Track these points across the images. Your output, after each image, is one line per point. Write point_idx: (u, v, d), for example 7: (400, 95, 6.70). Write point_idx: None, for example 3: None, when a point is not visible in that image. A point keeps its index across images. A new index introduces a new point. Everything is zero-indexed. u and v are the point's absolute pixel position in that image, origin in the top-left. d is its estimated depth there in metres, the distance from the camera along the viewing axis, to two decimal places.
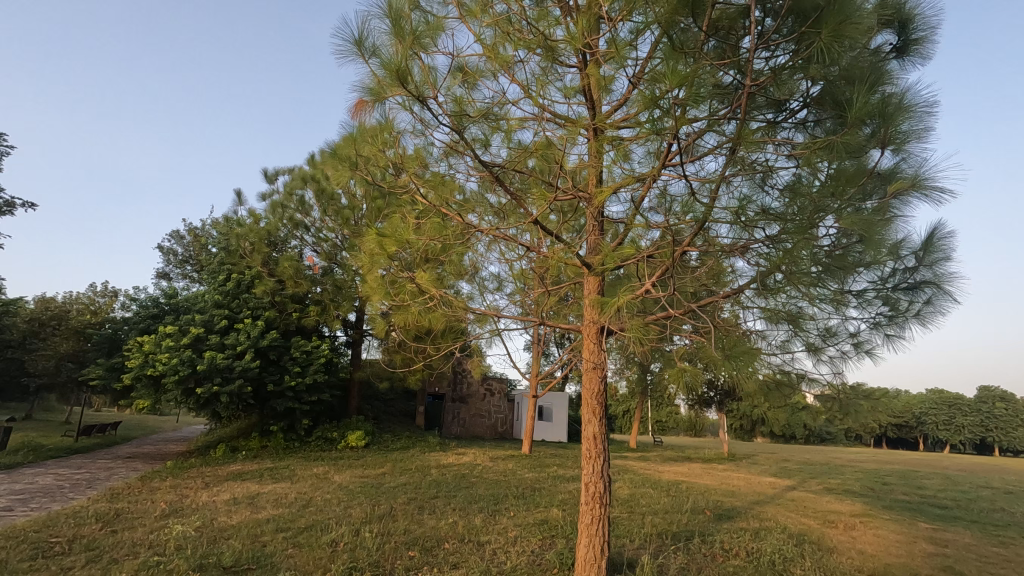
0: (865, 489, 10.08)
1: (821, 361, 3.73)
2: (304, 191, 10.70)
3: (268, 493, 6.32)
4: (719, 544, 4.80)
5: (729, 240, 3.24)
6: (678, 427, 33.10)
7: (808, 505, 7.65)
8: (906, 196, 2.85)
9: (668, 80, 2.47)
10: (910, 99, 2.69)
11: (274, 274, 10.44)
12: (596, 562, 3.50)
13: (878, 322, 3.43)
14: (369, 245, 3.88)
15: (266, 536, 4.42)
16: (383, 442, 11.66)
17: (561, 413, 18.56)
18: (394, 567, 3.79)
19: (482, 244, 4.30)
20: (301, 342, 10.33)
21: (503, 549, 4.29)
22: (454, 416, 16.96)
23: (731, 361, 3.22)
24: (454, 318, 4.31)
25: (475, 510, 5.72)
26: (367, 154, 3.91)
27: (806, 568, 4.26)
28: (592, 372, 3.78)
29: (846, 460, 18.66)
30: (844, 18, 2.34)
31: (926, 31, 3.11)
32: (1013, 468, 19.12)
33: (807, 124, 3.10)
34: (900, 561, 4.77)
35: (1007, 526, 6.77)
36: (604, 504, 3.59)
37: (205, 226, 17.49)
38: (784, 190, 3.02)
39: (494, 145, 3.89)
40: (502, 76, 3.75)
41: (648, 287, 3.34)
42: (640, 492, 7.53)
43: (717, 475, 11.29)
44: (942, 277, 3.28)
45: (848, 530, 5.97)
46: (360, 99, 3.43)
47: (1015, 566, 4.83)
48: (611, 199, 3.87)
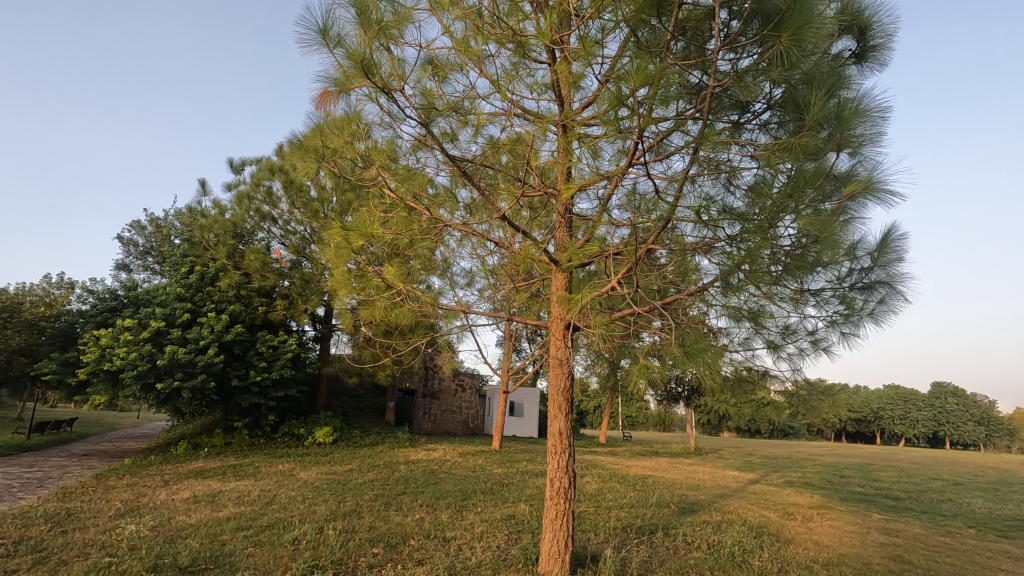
0: (823, 482, 10.42)
1: (781, 357, 3.90)
2: (272, 182, 10.52)
3: (230, 491, 6.18)
4: (681, 537, 4.89)
5: (694, 238, 3.28)
6: (647, 422, 33.64)
7: (769, 498, 7.88)
8: (862, 198, 2.92)
9: (634, 79, 2.51)
10: (867, 104, 2.76)
11: (239, 267, 10.19)
12: (560, 556, 3.54)
13: (835, 320, 3.57)
14: (334, 240, 3.81)
15: (226, 535, 4.31)
16: (351, 438, 11.53)
17: (532, 408, 18.69)
18: (357, 565, 3.75)
19: (454, 239, 4.31)
20: (267, 337, 10.13)
21: (468, 545, 4.29)
22: (425, 412, 16.90)
23: (692, 359, 3.16)
24: (422, 313, 4.28)
25: (442, 506, 5.70)
26: (335, 144, 3.83)
27: (764, 559, 4.38)
28: (559, 368, 3.81)
29: (808, 454, 19.23)
30: (806, 21, 2.36)
31: (884, 38, 3.20)
32: (964, 461, 20.00)
33: (771, 125, 3.16)
34: (853, 551, 4.94)
35: (953, 517, 7.09)
36: (568, 499, 3.61)
37: (168, 217, 16.98)
38: (747, 190, 3.09)
39: (463, 139, 3.94)
40: (471, 69, 3.70)
41: (613, 285, 3.35)
42: (608, 486, 7.62)
43: (683, 469, 11.52)
44: (895, 276, 3.40)
45: (806, 522, 6.16)
46: (325, 89, 3.37)
47: (959, 555, 5.05)
48: (579, 196, 3.88)
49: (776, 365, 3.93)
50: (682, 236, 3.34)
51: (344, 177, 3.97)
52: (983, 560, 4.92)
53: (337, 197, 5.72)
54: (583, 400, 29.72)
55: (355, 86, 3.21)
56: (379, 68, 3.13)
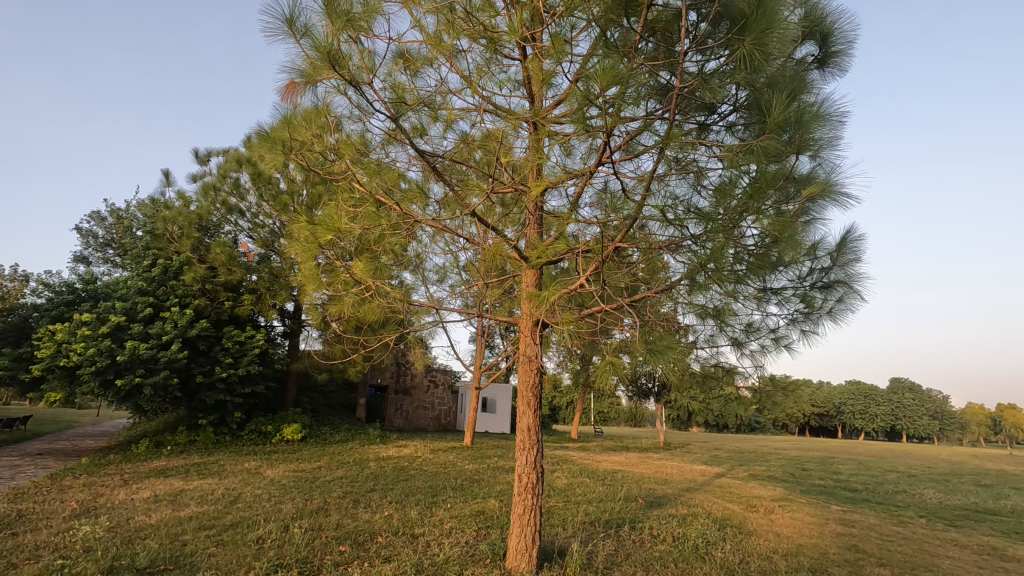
0: (786, 475, 10.74)
1: (744, 354, 4.01)
2: (239, 173, 10.31)
3: (193, 490, 6.03)
4: (647, 530, 4.98)
5: (661, 237, 3.34)
6: (619, 418, 34.10)
7: (733, 491, 8.08)
8: (820, 200, 3.00)
9: (602, 78, 2.53)
10: (826, 108, 2.83)
11: (205, 260, 9.94)
12: (527, 552, 3.57)
13: (795, 318, 3.70)
14: (301, 234, 3.74)
15: (188, 535, 4.22)
16: (321, 435, 11.39)
17: (505, 405, 18.75)
18: (322, 563, 3.71)
19: (426, 234, 4.30)
20: (234, 332, 9.92)
21: (436, 541, 4.28)
22: (397, 408, 16.77)
23: (656, 356, 3.14)
24: (392, 309, 4.26)
25: (411, 503, 5.67)
26: (304, 138, 3.76)
27: (727, 550, 4.49)
28: (528, 364, 3.83)
29: (772, 448, 19.77)
30: (767, 26, 2.41)
31: (844, 45, 3.30)
32: (918, 453, 20.85)
33: (736, 127, 3.25)
34: (811, 542, 5.11)
35: (906, 507, 7.40)
36: (536, 494, 3.64)
37: (130, 208, 16.43)
38: (714, 190, 3.14)
39: (434, 134, 3.88)
40: (443, 64, 3.68)
41: (581, 283, 3.39)
42: (577, 481, 7.70)
43: (651, 464, 11.72)
44: (852, 277, 3.50)
45: (767, 514, 6.34)
46: (291, 80, 3.31)
47: (910, 543, 5.27)
48: (550, 193, 3.91)
49: (739, 362, 4.04)
50: (649, 235, 3.40)
51: (311, 171, 3.90)
52: (932, 548, 5.15)
53: (307, 191, 5.62)
54: (555, 397, 29.97)
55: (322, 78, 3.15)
56: (347, 61, 3.09)
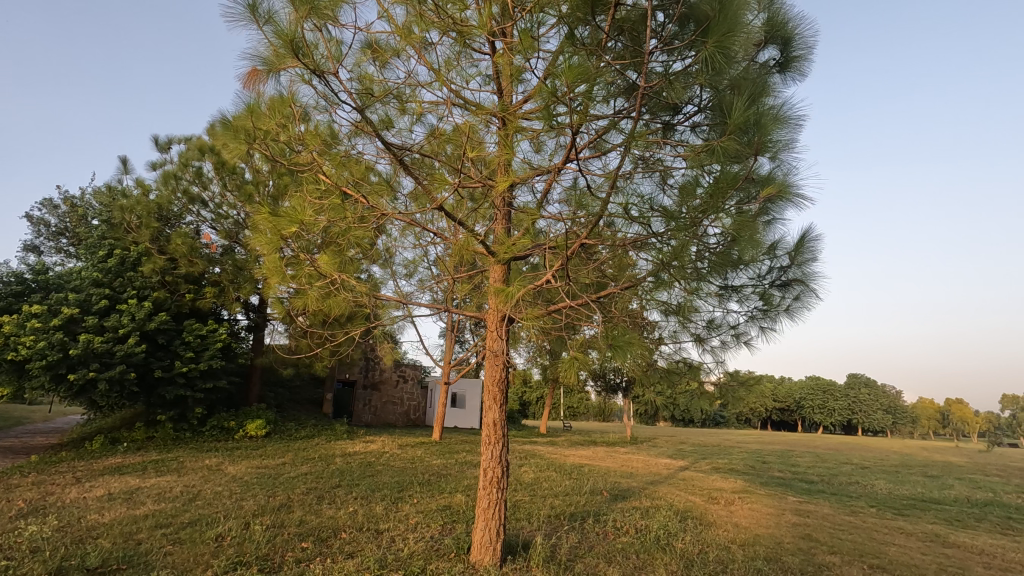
0: (747, 467, 11.07)
1: (706, 350, 4.11)
2: (202, 162, 10.01)
3: (150, 487, 5.86)
4: (611, 523, 5.08)
5: (627, 235, 3.38)
6: (588, 413, 34.54)
7: (696, 483, 8.29)
8: (778, 200, 3.08)
9: (568, 75, 2.54)
10: (786, 112, 2.90)
11: (165, 251, 9.64)
12: (491, 545, 3.60)
13: (754, 315, 3.81)
14: (262, 226, 3.64)
15: (143, 533, 4.11)
16: (286, 431, 11.20)
17: (474, 400, 18.77)
18: (283, 560, 3.66)
19: (395, 229, 4.26)
20: (195, 326, 9.68)
21: (401, 536, 4.27)
22: (365, 403, 16.60)
23: (617, 351, 3.08)
24: (359, 303, 4.21)
25: (377, 498, 5.64)
26: (267, 127, 3.68)
27: (687, 541, 4.61)
28: (494, 359, 3.84)
29: (735, 441, 20.34)
30: (728, 29, 2.46)
31: (805, 50, 3.38)
32: (871, 446, 21.73)
33: (700, 127, 3.33)
34: (768, 532, 5.28)
35: (857, 497, 7.73)
36: (501, 488, 3.66)
37: (85, 196, 15.79)
38: (679, 188, 3.21)
39: (403, 127, 3.85)
40: (411, 56, 3.64)
41: (548, 278, 3.40)
42: (544, 475, 7.78)
43: (617, 457, 11.91)
44: (808, 275, 3.63)
45: (727, 505, 6.52)
46: (254, 68, 3.23)
47: (860, 532, 5.51)
48: (520, 189, 3.93)
49: (701, 357, 4.14)
50: (615, 232, 3.43)
51: (276, 162, 3.83)
52: (881, 536, 5.39)
53: (272, 182, 5.50)
54: (526, 392, 30.25)
55: (285, 66, 3.08)
56: (311, 50, 3.03)
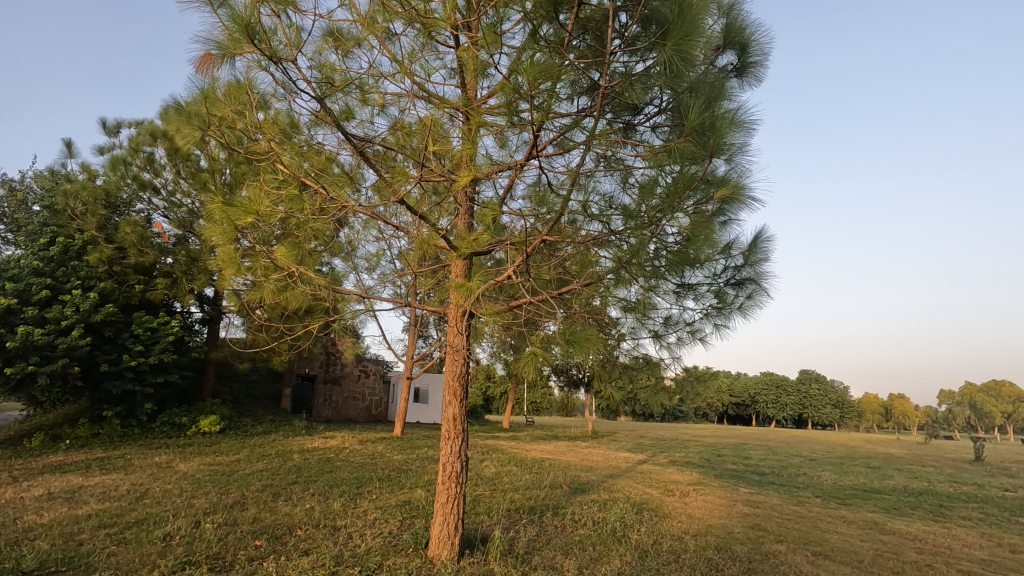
0: (702, 460, 11.41)
1: (663, 346, 4.21)
2: (153, 147, 9.61)
3: (94, 486, 5.61)
4: (570, 516, 5.16)
5: (588, 232, 3.43)
6: (551, 408, 34.86)
7: (653, 476, 8.50)
8: (732, 201, 3.18)
9: (530, 72, 2.54)
10: (740, 116, 2.99)
11: (112, 240, 9.22)
12: (449, 539, 3.61)
13: (709, 312, 3.92)
14: (214, 215, 3.51)
15: (85, 534, 3.94)
16: (241, 427, 10.91)
17: (437, 395, 18.70)
18: (235, 559, 3.58)
19: (357, 221, 4.20)
20: (145, 318, 9.34)
21: (359, 532, 4.23)
22: (325, 399, 16.32)
23: (574, 347, 3.11)
24: (317, 297, 4.13)
25: (335, 494, 5.56)
26: (223, 113, 3.55)
27: (642, 532, 4.73)
28: (455, 355, 3.82)
29: (692, 435, 20.88)
30: (686, 33, 2.50)
31: (760, 56, 3.48)
32: (818, 439, 22.69)
33: (660, 128, 3.40)
34: (719, 522, 5.47)
35: (804, 488, 8.08)
36: (460, 483, 3.67)
37: (25, 179, 14.91)
38: (639, 187, 3.26)
39: (365, 118, 3.79)
40: (374, 46, 3.57)
41: (508, 275, 3.42)
42: (505, 470, 7.83)
43: (577, 451, 12.10)
44: (761, 275, 3.76)
45: (682, 497, 6.72)
46: (207, 53, 3.09)
47: (806, 521, 5.76)
48: (484, 184, 3.92)
49: (658, 353, 4.24)
50: (577, 229, 3.49)
51: (232, 151, 3.73)
52: (824, 525, 5.64)
53: (227, 169, 5.30)
54: (490, 386, 30.38)
55: (240, 51, 3.00)
56: (268, 35, 2.95)
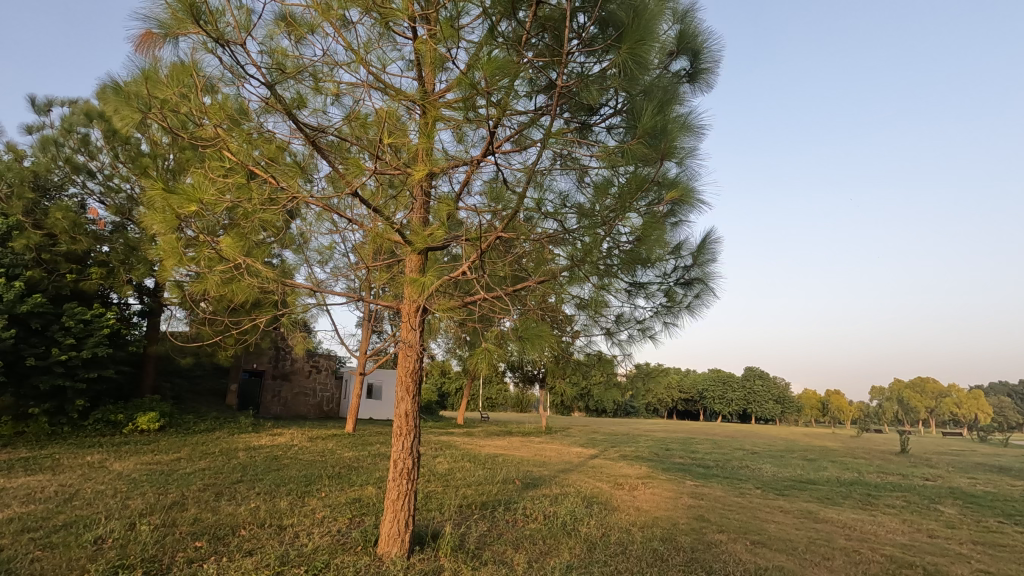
0: (651, 454, 11.73)
1: (614, 343, 4.30)
2: (88, 128, 9.02)
3: (17, 488, 5.25)
4: (521, 510, 5.20)
5: (543, 230, 3.44)
6: (506, 405, 35.05)
7: (604, 471, 8.68)
8: (682, 203, 3.28)
9: (486, 67, 2.53)
10: (692, 120, 3.09)
11: (41, 225, 8.61)
12: (399, 536, 3.58)
13: (659, 311, 4.03)
14: (152, 202, 3.31)
15: (5, 539, 3.68)
16: (183, 424, 10.46)
17: (391, 391, 18.47)
18: (173, 561, 3.43)
19: (309, 213, 4.08)
20: (77, 310, 8.85)
21: (306, 531, 4.15)
22: (274, 395, 15.84)
23: (525, 343, 3.14)
24: (264, 289, 3.99)
25: (282, 493, 5.41)
26: (165, 96, 3.38)
27: (591, 526, 4.82)
28: (408, 350, 3.78)
29: (642, 430, 21.41)
30: (640, 37, 2.55)
31: (711, 64, 3.60)
32: (760, 433, 23.69)
33: (615, 129, 3.46)
34: (665, 514, 5.64)
35: (745, 480, 8.43)
36: (411, 480, 3.64)
37: None
38: (593, 187, 3.31)
39: (318, 107, 3.67)
40: (329, 34, 3.47)
41: (462, 270, 3.40)
42: (458, 466, 7.82)
43: (531, 447, 12.20)
44: (708, 275, 3.89)
45: (631, 490, 6.89)
46: (147, 32, 2.93)
47: (746, 511, 6.02)
48: (441, 178, 3.87)
49: (610, 350, 4.32)
50: (533, 227, 3.50)
51: (176, 135, 3.55)
52: (763, 514, 5.92)
53: (169, 155, 5.05)
54: (445, 383, 30.30)
55: (184, 32, 2.88)
56: (214, 17, 2.85)
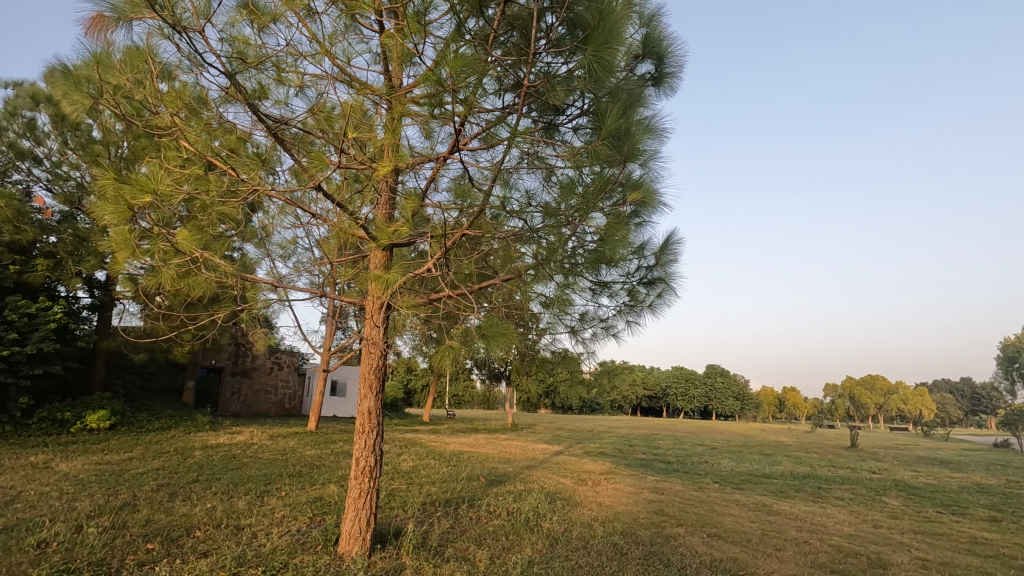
0: (615, 450, 11.93)
1: (578, 341, 4.36)
2: (35, 113, 8.61)
3: None
4: (484, 507, 5.23)
5: (509, 228, 3.46)
6: (473, 402, 35.09)
7: (568, 467, 8.79)
8: (644, 205, 3.36)
9: (452, 64, 2.52)
10: (655, 123, 3.15)
11: None
12: (360, 535, 3.55)
13: (622, 309, 4.11)
14: (102, 192, 3.16)
15: None
16: (135, 423, 10.08)
17: (355, 388, 18.25)
18: (123, 564, 3.32)
19: (272, 206, 3.98)
20: (22, 303, 8.44)
21: (265, 531, 4.07)
22: (233, 392, 15.43)
23: (487, 341, 3.15)
24: (223, 284, 3.88)
25: (240, 493, 5.28)
26: (119, 82, 3.26)
27: (553, 521, 4.89)
28: (371, 347, 3.74)
29: (608, 427, 21.67)
30: (605, 41, 2.59)
31: (676, 68, 3.67)
32: (720, 429, 24.37)
33: (581, 130, 3.51)
34: (626, 508, 5.76)
35: (704, 474, 8.67)
36: (373, 478, 3.61)
37: None
38: (558, 186, 3.35)
39: (281, 99, 3.59)
40: (292, 23, 3.39)
41: (428, 267, 3.38)
42: (423, 463, 7.79)
43: (496, 444, 12.24)
44: (670, 275, 3.99)
45: (594, 486, 7.01)
46: (98, 15, 2.81)
47: (704, 505, 6.19)
48: (408, 173, 3.84)
49: (574, 348, 4.38)
50: (499, 225, 3.51)
51: (130, 122, 3.43)
52: (720, 508, 6.10)
53: (124, 142, 4.86)
54: (412, 380, 30.13)
55: (139, 17, 2.80)
56: (171, 1, 2.77)
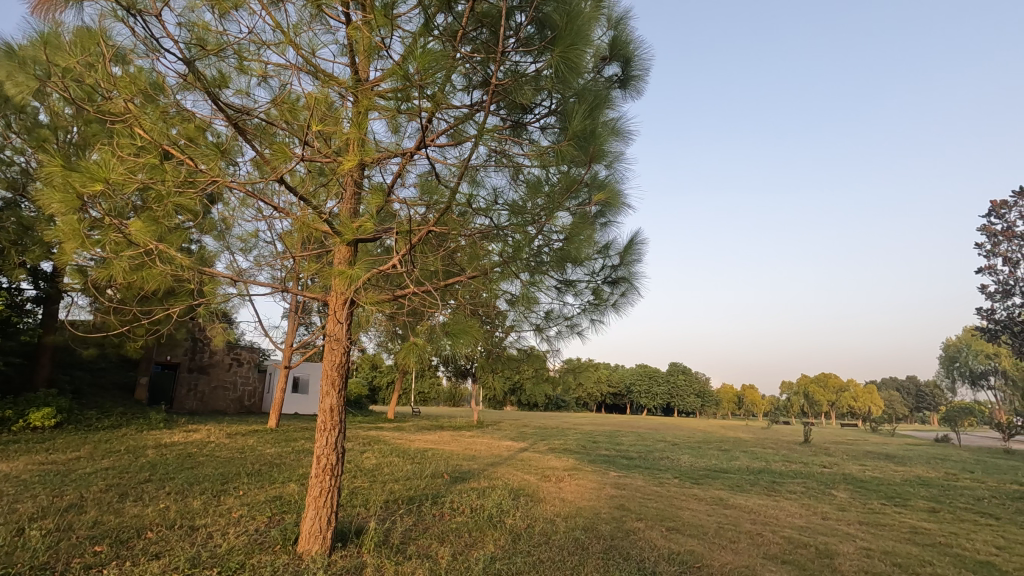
0: (579, 447, 12.08)
1: (543, 338, 4.38)
2: None
3: None
4: (447, 504, 5.22)
5: (476, 225, 3.45)
6: (439, 400, 34.98)
7: (532, 463, 8.85)
8: (609, 204, 3.40)
9: (419, 60, 2.49)
10: (620, 125, 3.20)
11: None
12: (321, 533, 3.51)
13: (587, 308, 4.16)
14: (47, 178, 2.99)
15: None
16: (83, 421, 9.64)
17: (318, 385, 17.92)
18: (67, 568, 3.18)
19: (233, 198, 3.87)
20: None
21: (221, 531, 3.97)
22: (189, 389, 14.93)
23: (452, 338, 3.14)
24: (179, 277, 3.76)
25: (195, 492, 5.13)
26: (69, 64, 3.12)
27: (516, 517, 4.92)
28: (335, 344, 3.67)
29: (572, 424, 21.96)
30: (572, 42, 2.61)
31: (642, 71, 3.73)
32: (681, 425, 24.94)
33: (549, 129, 3.52)
34: (588, 504, 5.84)
35: (665, 470, 8.87)
36: (334, 476, 3.56)
37: None
38: (525, 184, 3.35)
39: (244, 88, 3.50)
40: (256, 10, 3.30)
41: (393, 262, 3.35)
42: (386, 461, 7.71)
43: (462, 441, 12.24)
44: (633, 275, 4.08)
45: (558, 482, 7.08)
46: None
47: (663, 499, 6.34)
48: (374, 168, 3.78)
49: (540, 345, 4.40)
50: (465, 222, 3.50)
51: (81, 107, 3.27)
52: (679, 502, 6.25)
53: (74, 128, 4.64)
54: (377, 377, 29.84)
55: None
56: None
